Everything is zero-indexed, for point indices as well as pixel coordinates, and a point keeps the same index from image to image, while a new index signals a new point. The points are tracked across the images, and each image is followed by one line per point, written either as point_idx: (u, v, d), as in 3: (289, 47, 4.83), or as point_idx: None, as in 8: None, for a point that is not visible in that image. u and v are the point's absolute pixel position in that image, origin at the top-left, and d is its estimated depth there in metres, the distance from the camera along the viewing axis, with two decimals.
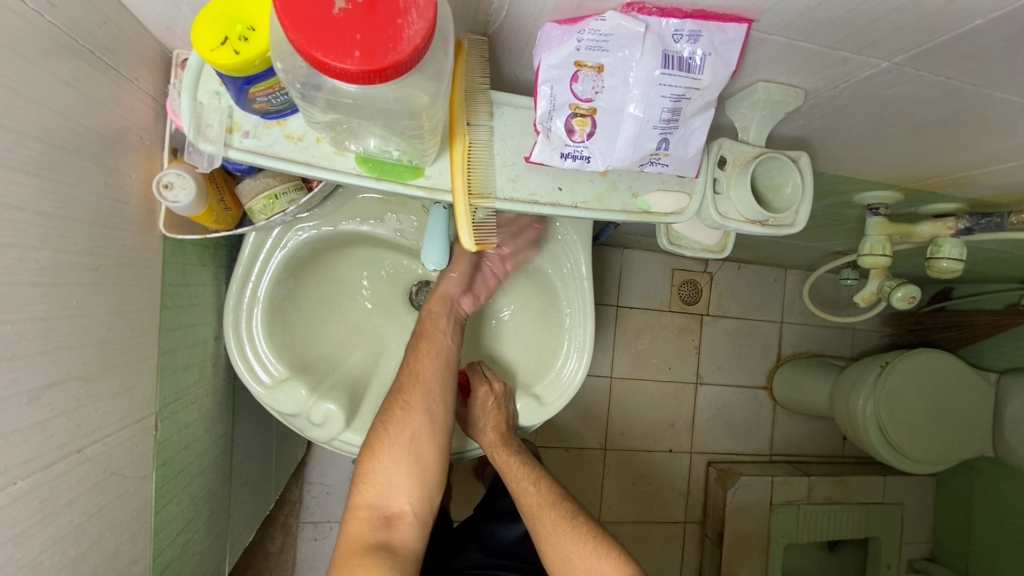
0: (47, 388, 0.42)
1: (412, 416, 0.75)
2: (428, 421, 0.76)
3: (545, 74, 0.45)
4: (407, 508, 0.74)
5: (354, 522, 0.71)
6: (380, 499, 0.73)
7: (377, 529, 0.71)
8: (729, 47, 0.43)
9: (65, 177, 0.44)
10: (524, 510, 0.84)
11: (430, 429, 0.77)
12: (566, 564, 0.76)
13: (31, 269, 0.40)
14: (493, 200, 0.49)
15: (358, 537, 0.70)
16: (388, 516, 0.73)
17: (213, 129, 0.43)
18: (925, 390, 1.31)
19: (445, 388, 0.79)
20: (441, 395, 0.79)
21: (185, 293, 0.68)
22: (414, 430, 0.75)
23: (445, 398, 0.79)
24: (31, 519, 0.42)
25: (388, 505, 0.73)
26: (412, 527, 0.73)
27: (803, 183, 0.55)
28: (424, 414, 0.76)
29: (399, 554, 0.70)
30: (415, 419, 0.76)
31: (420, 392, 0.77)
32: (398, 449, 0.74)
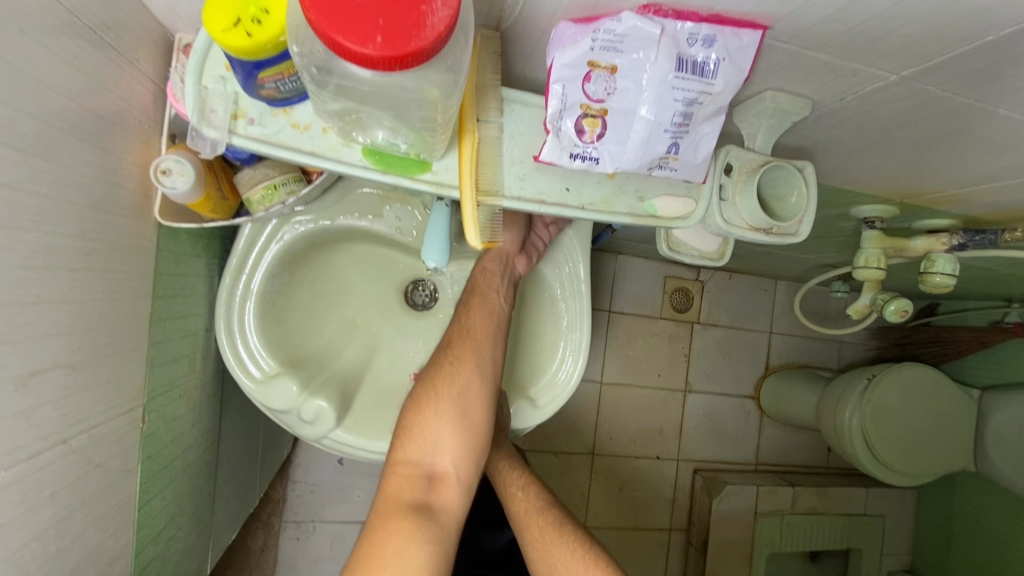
0: (34, 375, 0.41)
1: (461, 373, 0.72)
2: (478, 380, 0.72)
3: (557, 73, 0.44)
4: (451, 469, 0.69)
5: (395, 479, 0.67)
6: (424, 456, 0.69)
7: (419, 489, 0.67)
8: (743, 53, 0.43)
9: (61, 158, 0.43)
10: (512, 515, 0.82)
11: (480, 390, 0.72)
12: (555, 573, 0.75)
13: (23, 251, 0.39)
14: (500, 198, 0.49)
15: (399, 495, 0.66)
16: (431, 476, 0.68)
17: (217, 115, 0.42)
18: (911, 404, 1.33)
19: (494, 350, 0.75)
20: (492, 357, 0.75)
21: (177, 283, 0.66)
22: (463, 387, 0.71)
23: (497, 360, 0.75)
24: (13, 511, 0.40)
25: (431, 465, 0.69)
26: (453, 491, 0.69)
27: (808, 193, 0.55)
28: (475, 373, 0.72)
29: (440, 519, 0.65)
30: (465, 376, 0.72)
31: (469, 350, 0.74)
32: (446, 406, 0.70)
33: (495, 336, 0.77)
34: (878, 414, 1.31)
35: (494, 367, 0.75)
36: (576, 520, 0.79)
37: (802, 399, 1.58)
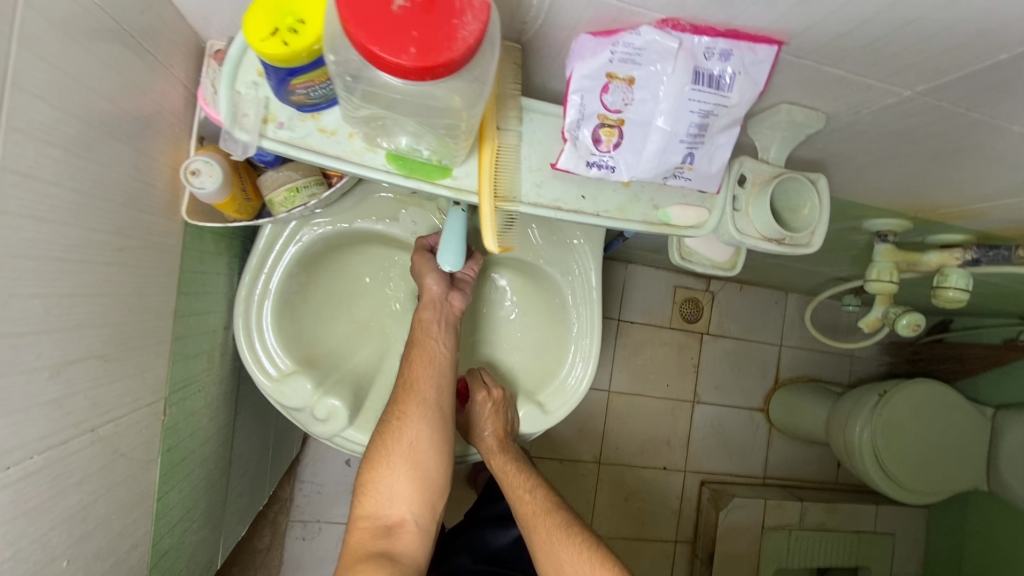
0: (68, 364, 0.43)
1: (408, 425, 0.75)
2: (426, 429, 0.76)
3: (576, 83, 0.46)
4: (409, 516, 0.74)
5: (356, 533, 0.72)
6: (381, 508, 0.73)
7: (378, 539, 0.71)
8: (759, 67, 0.44)
9: (98, 156, 0.45)
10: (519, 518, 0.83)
11: (428, 438, 0.76)
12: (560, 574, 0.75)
13: (63, 245, 0.41)
14: (518, 204, 0.50)
15: (360, 547, 0.70)
16: (389, 525, 0.72)
17: (249, 118, 0.44)
18: (923, 420, 1.31)
19: (442, 394, 0.78)
20: (439, 403, 0.78)
21: (200, 281, 0.68)
22: (410, 440, 0.74)
23: (444, 405, 0.78)
24: (43, 494, 0.41)
25: (388, 515, 0.73)
26: (414, 536, 0.73)
27: (822, 205, 0.55)
28: (423, 423, 0.76)
29: (401, 563, 0.69)
30: (412, 428, 0.75)
31: (418, 400, 0.76)
32: (398, 457, 0.74)
33: (443, 378, 0.79)
34: (888, 430, 1.30)
35: (441, 411, 0.77)
36: (582, 521, 0.79)
37: (812, 413, 1.57)
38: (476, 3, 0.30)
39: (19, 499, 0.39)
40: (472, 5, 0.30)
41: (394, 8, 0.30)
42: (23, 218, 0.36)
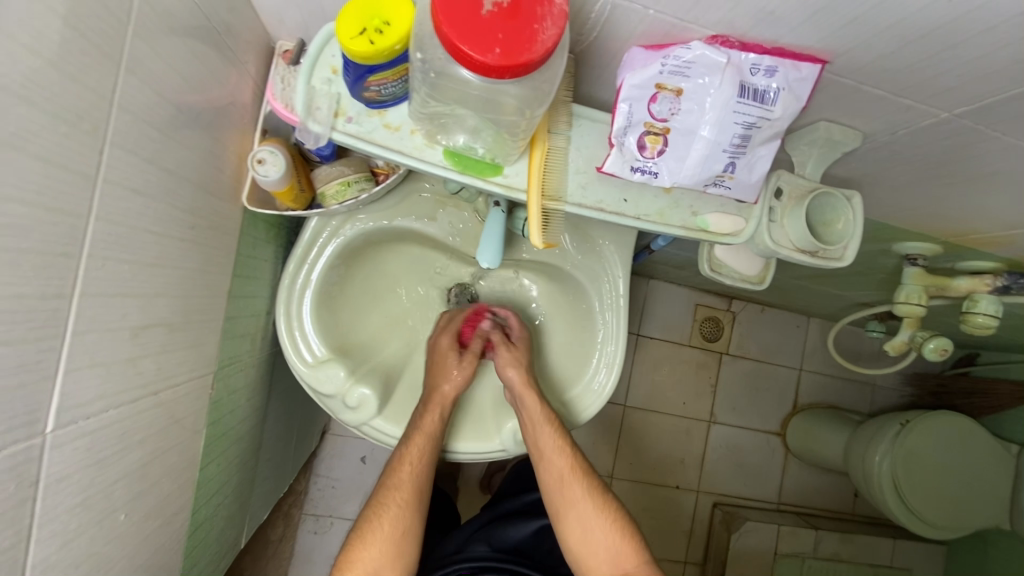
0: (144, 328, 0.46)
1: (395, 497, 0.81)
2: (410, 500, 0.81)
3: (626, 92, 0.48)
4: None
5: None
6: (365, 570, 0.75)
7: None
8: (802, 84, 0.46)
9: (182, 139, 0.48)
10: (545, 474, 0.84)
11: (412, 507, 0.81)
12: (587, 536, 0.80)
13: (150, 217, 0.45)
14: (563, 204, 0.53)
15: None
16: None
17: (322, 112, 0.48)
18: (945, 452, 1.29)
19: (424, 482, 0.83)
20: (421, 491, 0.83)
21: (251, 266, 0.72)
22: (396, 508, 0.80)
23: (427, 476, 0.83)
24: (114, 446, 0.44)
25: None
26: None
27: (856, 220, 0.57)
28: (407, 512, 0.80)
29: None
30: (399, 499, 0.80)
31: (404, 490, 0.82)
32: (383, 538, 0.77)
33: (426, 470, 0.84)
34: (909, 460, 1.28)
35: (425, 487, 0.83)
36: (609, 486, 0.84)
37: (829, 439, 1.55)
38: (555, 10, 0.33)
39: (96, 448, 0.42)
40: (552, 12, 0.33)
41: (482, 12, 0.33)
42: (124, 189, 0.40)
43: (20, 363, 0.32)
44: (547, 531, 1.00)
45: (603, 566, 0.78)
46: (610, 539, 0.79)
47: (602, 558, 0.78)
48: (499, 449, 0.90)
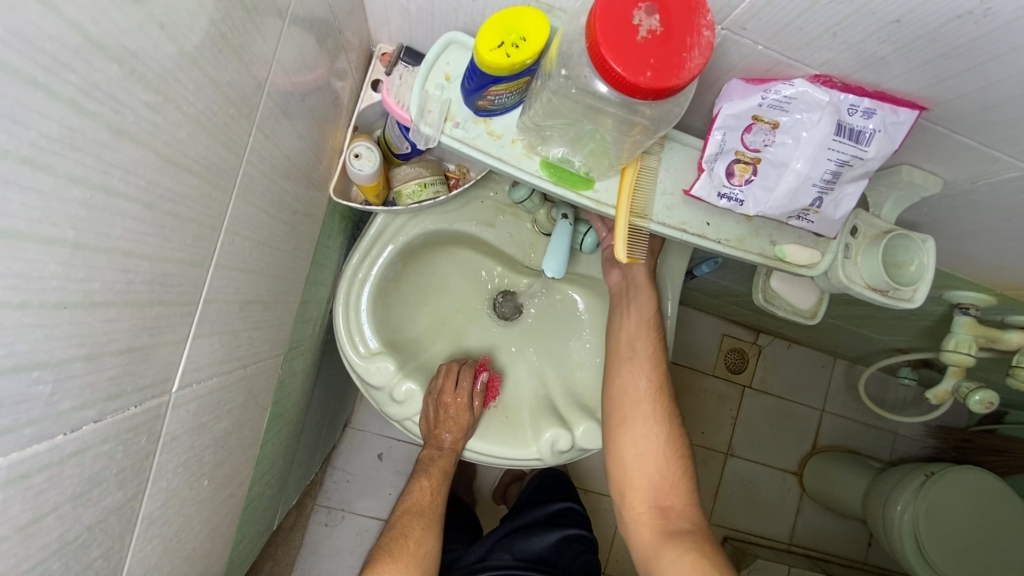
0: (247, 303, 0.48)
1: (416, 531, 0.85)
2: (429, 532, 0.86)
3: (721, 121, 0.51)
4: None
5: None
6: None
7: None
8: (898, 128, 0.48)
9: (296, 126, 0.51)
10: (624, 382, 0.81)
11: (430, 536, 0.86)
12: (644, 462, 0.80)
13: (269, 199, 0.47)
14: (650, 222, 0.54)
15: None
16: None
17: (433, 115, 0.50)
18: (970, 509, 1.26)
19: (439, 521, 0.90)
20: (438, 520, 0.90)
21: (322, 254, 0.74)
22: (417, 538, 0.84)
23: (438, 514, 0.91)
24: (210, 413, 0.46)
25: None
26: None
27: (929, 263, 0.58)
28: (429, 535, 0.86)
29: None
30: (420, 532, 0.85)
31: (425, 518, 0.88)
32: (410, 554, 0.81)
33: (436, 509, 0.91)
34: (932, 513, 1.26)
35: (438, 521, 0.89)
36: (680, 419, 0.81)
37: (848, 483, 1.52)
38: (703, 40, 0.36)
39: (199, 413, 0.44)
40: (700, 43, 0.36)
41: (636, 37, 0.36)
42: (256, 171, 0.42)
43: (167, 322, 0.34)
44: (570, 541, 0.96)
45: (647, 492, 0.80)
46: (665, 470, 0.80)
47: (649, 483, 0.80)
48: (536, 458, 0.89)
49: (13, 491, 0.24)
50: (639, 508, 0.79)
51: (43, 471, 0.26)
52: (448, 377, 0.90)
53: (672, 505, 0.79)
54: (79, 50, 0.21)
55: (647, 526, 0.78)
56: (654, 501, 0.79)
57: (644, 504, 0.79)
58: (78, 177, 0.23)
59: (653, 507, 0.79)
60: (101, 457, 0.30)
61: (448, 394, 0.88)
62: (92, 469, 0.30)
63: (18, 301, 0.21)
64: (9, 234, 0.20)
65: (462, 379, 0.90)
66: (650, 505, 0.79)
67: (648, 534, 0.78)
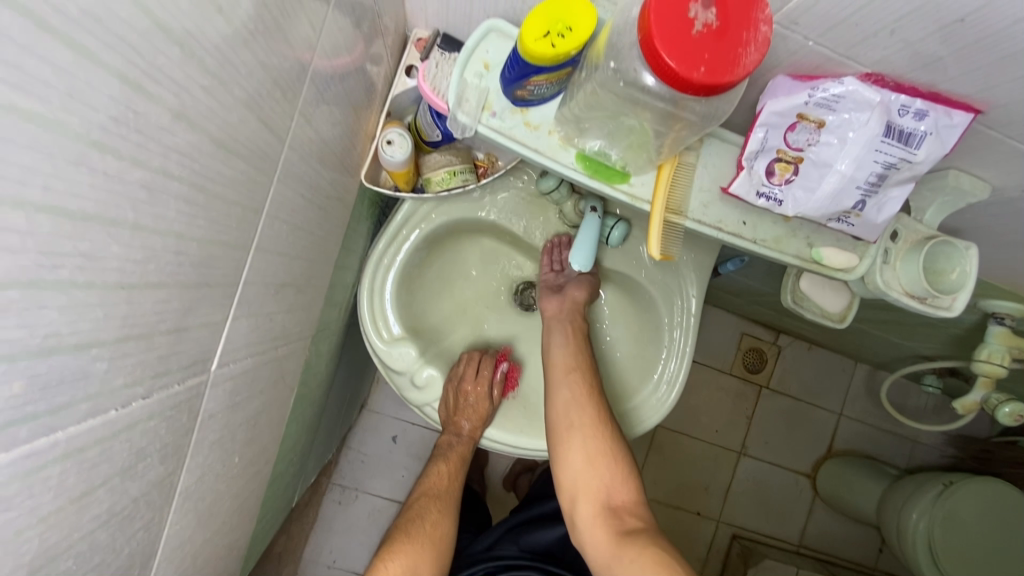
0: (282, 286, 0.49)
1: (431, 513, 0.86)
2: (445, 516, 0.87)
3: (765, 118, 0.50)
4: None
5: None
6: None
7: None
8: (951, 131, 0.46)
9: (332, 111, 0.51)
10: (565, 391, 0.83)
11: (446, 521, 0.86)
12: (591, 465, 0.79)
13: (306, 184, 0.47)
14: (685, 219, 0.54)
15: None
16: None
17: (471, 104, 0.50)
18: (987, 522, 1.24)
19: (456, 505, 0.91)
20: (455, 505, 0.90)
21: (351, 239, 0.75)
22: (432, 522, 0.85)
23: (455, 501, 0.91)
24: (244, 392, 0.47)
25: None
26: None
27: (971, 272, 0.56)
28: (445, 519, 0.86)
29: None
30: (435, 515, 0.86)
31: (441, 503, 0.89)
32: (424, 536, 0.82)
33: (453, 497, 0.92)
34: (948, 524, 1.23)
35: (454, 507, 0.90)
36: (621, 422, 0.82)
37: (862, 489, 1.50)
38: (761, 35, 0.35)
39: (233, 392, 0.44)
40: (758, 38, 0.35)
41: (692, 30, 0.35)
42: (297, 156, 0.43)
43: (211, 304, 0.34)
44: None
45: (598, 494, 0.78)
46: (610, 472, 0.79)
47: (600, 486, 0.79)
48: None
49: (69, 465, 0.24)
50: (591, 513, 0.77)
51: (97, 446, 0.26)
52: (471, 365, 0.91)
53: (623, 505, 0.77)
54: (147, 33, 0.21)
55: (601, 529, 0.75)
56: (605, 503, 0.78)
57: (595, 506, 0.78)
58: (140, 160, 0.23)
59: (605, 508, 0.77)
60: (147, 432, 0.31)
61: (468, 381, 0.89)
62: (138, 444, 0.31)
63: (84, 281, 0.22)
64: (78, 215, 0.20)
65: (482, 367, 0.91)
66: (600, 507, 0.77)
67: (602, 537, 0.75)
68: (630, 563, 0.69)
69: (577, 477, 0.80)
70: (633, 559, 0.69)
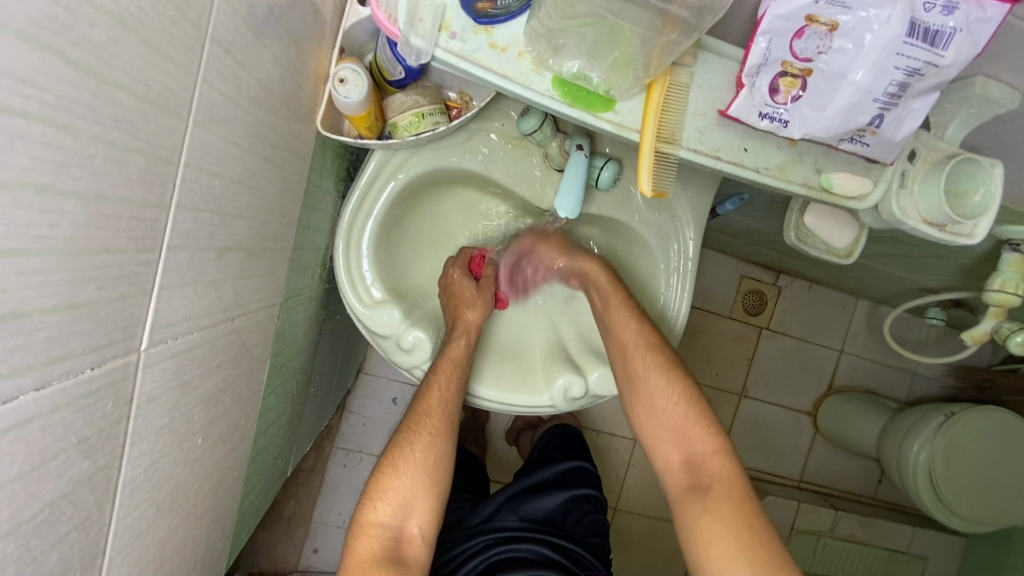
0: (228, 250, 0.43)
1: (425, 438, 0.80)
2: (439, 440, 0.81)
3: (767, 24, 0.42)
4: (418, 530, 0.75)
5: (365, 540, 0.71)
6: (394, 520, 0.74)
7: (387, 548, 0.71)
8: (983, 26, 0.40)
9: (270, 45, 0.44)
10: (618, 346, 0.83)
11: (440, 446, 0.81)
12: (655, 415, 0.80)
13: (240, 130, 0.41)
14: (679, 148, 0.47)
15: (367, 556, 0.70)
16: (399, 537, 0.73)
17: (425, 25, 0.43)
18: (990, 449, 1.24)
19: (455, 416, 0.83)
20: (450, 421, 0.82)
21: (316, 195, 0.69)
22: (426, 449, 0.79)
23: (454, 415, 0.83)
24: (196, 370, 0.42)
25: (400, 526, 0.74)
26: (421, 549, 0.74)
27: (996, 192, 0.51)
28: (439, 440, 0.81)
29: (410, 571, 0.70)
30: (428, 440, 0.80)
31: (434, 420, 0.81)
32: (416, 467, 0.77)
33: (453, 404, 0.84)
34: (950, 452, 1.23)
35: (452, 425, 0.83)
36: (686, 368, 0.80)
37: (863, 425, 1.50)
38: None
39: (178, 371, 0.40)
40: None
41: None
42: (218, 95, 0.36)
43: (121, 274, 0.29)
44: (577, 501, 0.94)
45: (671, 442, 0.78)
46: (678, 422, 0.78)
47: (670, 434, 0.78)
48: (549, 404, 0.86)
49: None
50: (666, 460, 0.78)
51: None
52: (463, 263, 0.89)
53: (695, 454, 0.76)
54: None
55: (674, 479, 0.76)
56: (679, 451, 0.77)
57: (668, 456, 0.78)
58: None
59: (678, 458, 0.76)
60: (54, 428, 0.27)
61: (452, 269, 0.88)
62: (43, 442, 0.26)
63: None
64: None
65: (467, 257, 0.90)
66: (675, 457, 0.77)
67: (675, 484, 0.75)
68: (695, 520, 0.70)
69: (650, 430, 0.81)
70: (698, 515, 0.70)
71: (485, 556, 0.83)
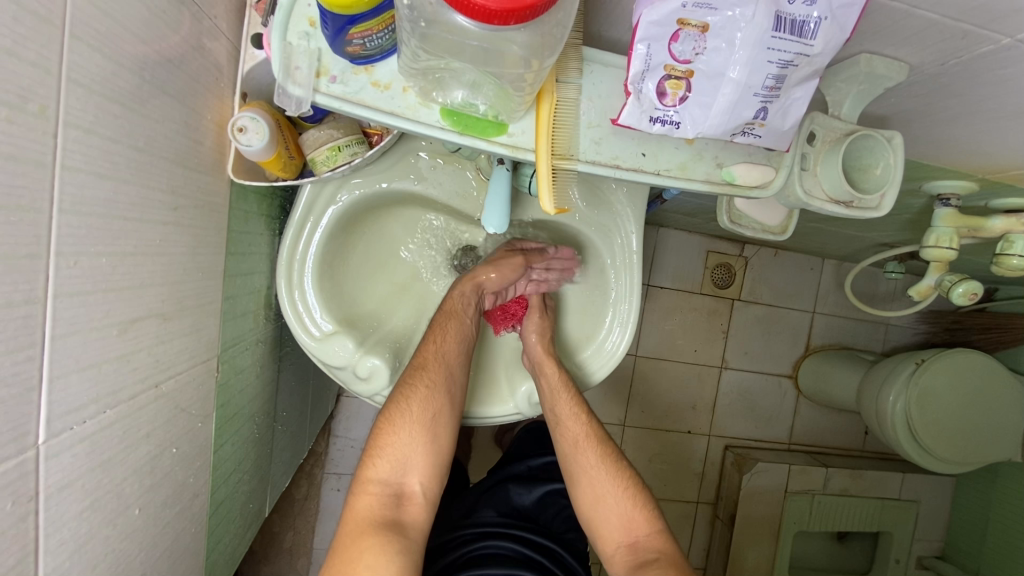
0: (135, 321, 0.43)
1: (428, 390, 0.77)
2: (446, 390, 0.78)
3: (643, 32, 0.42)
4: (418, 488, 0.74)
5: (363, 497, 0.70)
6: (393, 477, 0.73)
7: (386, 506, 0.70)
8: (847, 12, 0.40)
9: (151, 111, 0.43)
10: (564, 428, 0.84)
11: (444, 402, 0.78)
12: (598, 496, 0.80)
13: (125, 202, 0.40)
14: (576, 162, 0.48)
15: (365, 511, 0.69)
16: (399, 495, 0.72)
17: (302, 72, 0.42)
18: (959, 392, 1.27)
19: (457, 369, 0.80)
20: (452, 372, 0.79)
21: (245, 240, 0.68)
22: (431, 403, 0.77)
23: (461, 368, 0.81)
24: (115, 446, 0.42)
25: (399, 484, 0.73)
26: (422, 509, 0.73)
27: (895, 164, 0.52)
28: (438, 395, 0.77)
29: (409, 536, 0.68)
30: (431, 392, 0.78)
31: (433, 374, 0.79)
32: (414, 422, 0.75)
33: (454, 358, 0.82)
34: (924, 400, 1.26)
35: (457, 376, 0.81)
36: (626, 459, 0.83)
37: (840, 381, 1.53)
38: None
39: (94, 451, 0.40)
40: None
41: None
42: (86, 175, 0.35)
43: None
44: (554, 497, 0.95)
45: (616, 526, 0.77)
46: (622, 507, 0.78)
47: (615, 516, 0.78)
48: (515, 413, 0.87)
49: None
50: (610, 545, 0.77)
51: None
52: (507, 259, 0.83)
53: (638, 539, 0.76)
54: None
55: (618, 562, 0.75)
56: (622, 537, 0.77)
57: (612, 540, 0.77)
58: None
59: (621, 542, 0.76)
60: None
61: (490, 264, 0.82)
62: None
63: None
64: None
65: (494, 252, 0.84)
66: (619, 540, 0.76)
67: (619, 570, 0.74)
68: None
69: (591, 515, 0.80)
70: None
71: (462, 550, 0.84)
